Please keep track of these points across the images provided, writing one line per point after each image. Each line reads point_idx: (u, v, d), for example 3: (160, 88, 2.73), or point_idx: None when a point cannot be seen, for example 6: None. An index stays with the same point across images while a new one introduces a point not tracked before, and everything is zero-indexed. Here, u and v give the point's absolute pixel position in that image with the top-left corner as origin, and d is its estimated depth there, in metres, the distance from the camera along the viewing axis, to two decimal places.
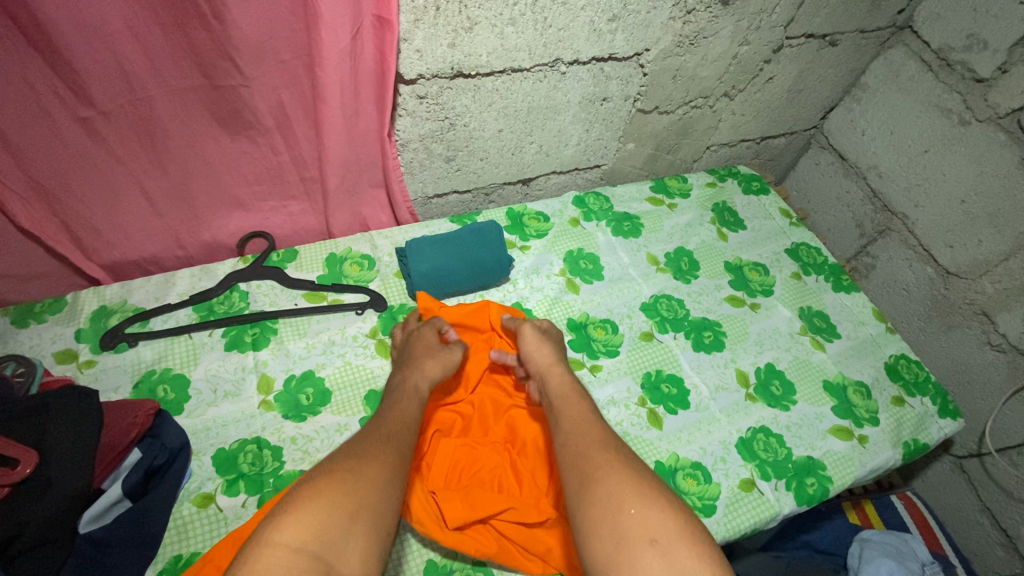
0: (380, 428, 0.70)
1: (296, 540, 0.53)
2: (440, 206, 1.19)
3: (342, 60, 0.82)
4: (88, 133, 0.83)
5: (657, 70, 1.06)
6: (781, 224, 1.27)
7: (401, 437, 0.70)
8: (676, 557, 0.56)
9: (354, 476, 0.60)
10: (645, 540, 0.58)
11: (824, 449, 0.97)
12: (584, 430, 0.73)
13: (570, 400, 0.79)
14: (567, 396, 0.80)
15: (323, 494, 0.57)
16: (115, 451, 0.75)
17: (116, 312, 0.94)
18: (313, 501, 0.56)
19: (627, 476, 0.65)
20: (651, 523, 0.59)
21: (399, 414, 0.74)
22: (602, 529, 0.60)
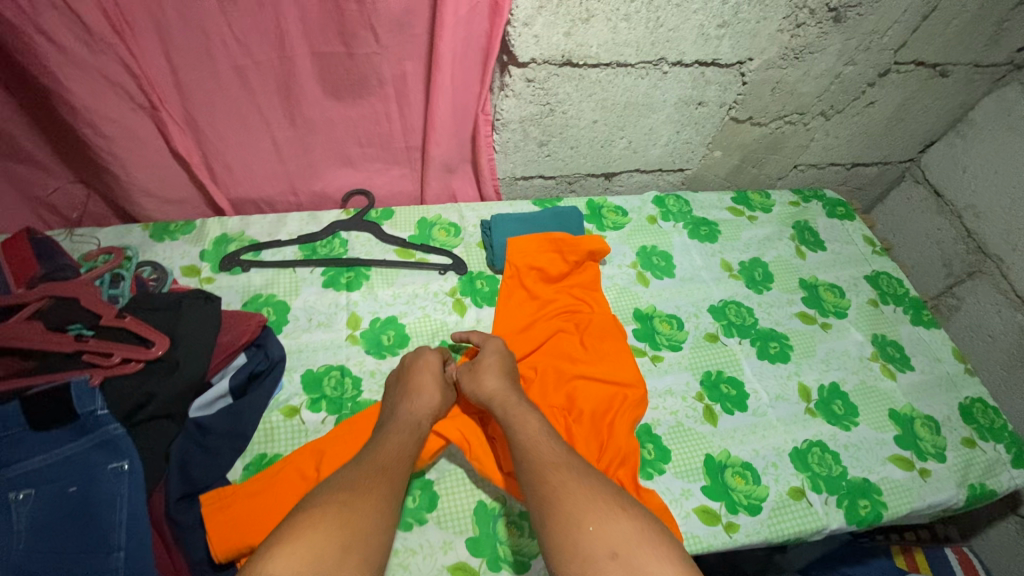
0: (376, 461, 0.71)
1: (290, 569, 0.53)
2: (524, 189, 1.26)
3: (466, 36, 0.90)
4: (240, 80, 0.95)
5: (758, 80, 1.08)
6: (862, 251, 1.24)
7: (395, 473, 0.71)
8: (638, 563, 0.57)
9: (345, 511, 0.61)
10: (606, 554, 0.58)
11: (881, 474, 0.94)
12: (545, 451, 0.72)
13: (521, 416, 0.79)
14: (522, 414, 0.79)
15: (318, 525, 0.58)
16: (227, 352, 0.86)
17: (234, 241, 1.06)
18: (308, 530, 0.57)
19: (588, 493, 0.65)
20: (610, 537, 0.59)
21: (396, 449, 0.74)
22: (565, 551, 0.60)
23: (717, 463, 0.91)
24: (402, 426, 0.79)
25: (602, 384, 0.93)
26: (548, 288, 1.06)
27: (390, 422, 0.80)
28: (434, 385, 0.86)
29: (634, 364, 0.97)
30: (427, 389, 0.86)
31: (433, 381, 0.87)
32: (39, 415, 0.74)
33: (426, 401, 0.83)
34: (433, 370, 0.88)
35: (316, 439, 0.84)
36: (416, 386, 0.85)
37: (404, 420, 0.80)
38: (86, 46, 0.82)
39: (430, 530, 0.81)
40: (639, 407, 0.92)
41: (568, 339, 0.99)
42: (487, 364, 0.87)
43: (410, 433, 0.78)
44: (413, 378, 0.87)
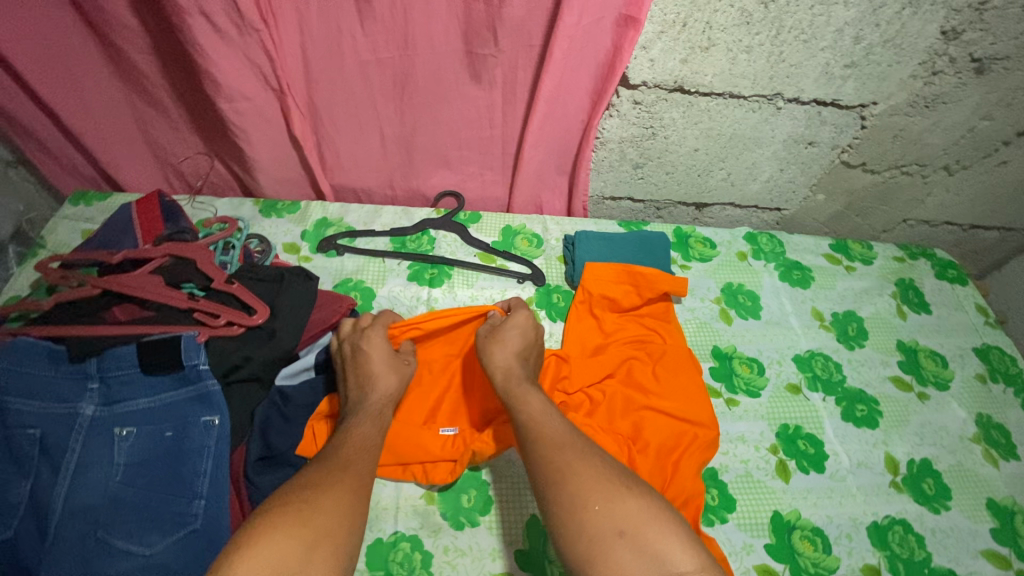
0: (340, 453, 0.69)
1: None
2: (611, 209, 1.25)
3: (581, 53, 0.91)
4: (361, 76, 1.01)
5: (879, 125, 1.02)
6: (974, 320, 1.14)
7: (361, 465, 0.68)
8: (646, 542, 0.58)
9: (312, 507, 0.60)
10: (614, 533, 0.59)
11: (972, 569, 0.85)
12: (553, 425, 0.72)
13: (523, 394, 0.77)
14: (527, 390, 0.78)
15: (277, 528, 0.56)
16: (318, 329, 0.90)
17: (333, 225, 1.12)
18: (268, 536, 0.56)
19: (596, 469, 0.65)
20: (617, 516, 0.60)
21: (360, 438, 0.72)
22: (570, 529, 0.60)
23: (784, 522, 0.86)
24: (368, 413, 0.77)
25: (672, 421, 0.90)
26: (624, 316, 1.04)
27: (359, 411, 0.78)
28: (387, 368, 0.83)
29: (709, 403, 0.93)
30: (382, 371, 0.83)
31: (385, 364, 0.83)
32: (150, 361, 0.81)
33: (385, 388, 0.81)
34: (375, 351, 0.83)
35: None
36: (376, 368, 0.82)
37: (370, 408, 0.77)
38: (239, 32, 0.88)
39: (481, 534, 0.81)
40: (709, 449, 0.88)
41: (642, 366, 0.97)
42: (501, 339, 0.86)
43: (377, 421, 0.76)
44: (368, 361, 0.83)
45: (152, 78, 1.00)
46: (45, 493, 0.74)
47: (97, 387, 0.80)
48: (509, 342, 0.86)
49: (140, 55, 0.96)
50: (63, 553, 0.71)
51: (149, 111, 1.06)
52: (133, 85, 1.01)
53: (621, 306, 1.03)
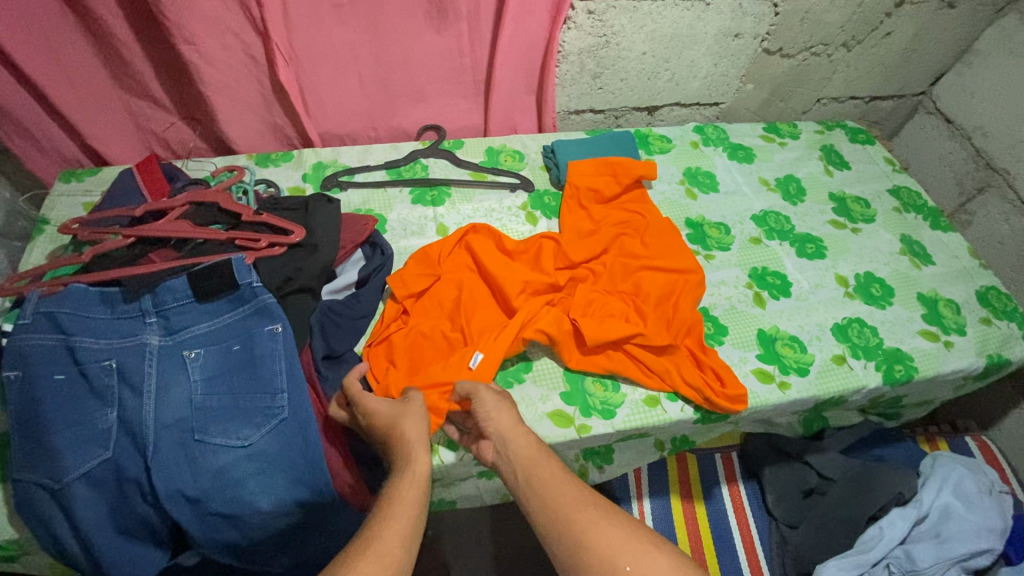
0: (379, 520, 0.64)
1: None
2: (576, 123, 1.40)
3: None
4: (337, 17, 1.09)
5: (789, 10, 1.21)
6: (884, 169, 1.38)
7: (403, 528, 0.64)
8: None
9: None
10: None
11: (912, 345, 1.08)
12: (568, 493, 0.70)
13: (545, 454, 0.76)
14: (536, 458, 0.75)
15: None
16: (349, 246, 0.99)
17: (329, 167, 1.20)
18: None
19: (617, 533, 0.66)
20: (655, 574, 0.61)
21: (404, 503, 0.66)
22: None
23: (769, 336, 1.05)
24: (398, 476, 0.70)
25: (664, 274, 1.06)
26: (606, 205, 1.19)
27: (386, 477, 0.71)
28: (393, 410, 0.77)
29: (691, 255, 1.10)
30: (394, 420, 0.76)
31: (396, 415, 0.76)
32: (202, 287, 0.86)
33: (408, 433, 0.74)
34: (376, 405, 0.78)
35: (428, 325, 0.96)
36: (388, 422, 0.75)
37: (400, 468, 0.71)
38: None
39: (528, 387, 0.94)
40: (698, 288, 1.05)
41: (631, 238, 1.11)
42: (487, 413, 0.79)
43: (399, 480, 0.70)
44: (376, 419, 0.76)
45: (133, 40, 1.02)
46: (133, 415, 0.79)
47: (157, 321, 0.85)
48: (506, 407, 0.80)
49: (121, 16, 0.98)
50: (166, 460, 0.78)
51: (129, 80, 1.08)
52: (113, 50, 1.03)
53: (604, 196, 1.18)
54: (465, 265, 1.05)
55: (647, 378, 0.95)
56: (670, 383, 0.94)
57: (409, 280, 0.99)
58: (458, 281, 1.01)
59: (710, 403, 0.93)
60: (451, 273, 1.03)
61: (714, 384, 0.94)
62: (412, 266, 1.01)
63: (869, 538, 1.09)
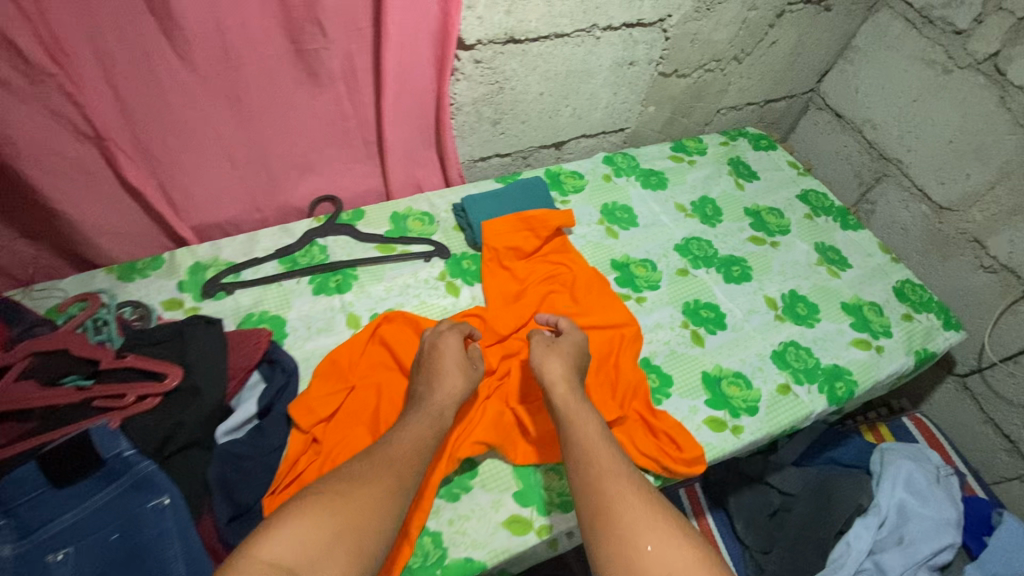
0: (393, 451, 0.72)
1: (270, 556, 0.55)
2: (483, 170, 1.31)
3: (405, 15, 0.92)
4: (189, 99, 0.94)
5: (678, 34, 1.18)
6: (790, 174, 1.40)
7: (413, 462, 0.72)
8: None
9: (347, 500, 0.63)
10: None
11: (848, 358, 1.09)
12: (597, 452, 0.72)
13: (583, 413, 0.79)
14: (574, 416, 0.79)
15: (310, 515, 0.60)
16: (242, 372, 0.85)
17: (210, 266, 1.03)
18: (300, 518, 0.59)
19: (642, 502, 0.65)
20: (665, 559, 0.58)
21: (417, 441, 0.75)
22: (613, 555, 0.61)
23: (713, 378, 1.02)
24: (423, 417, 0.79)
25: (599, 333, 1.01)
26: (527, 264, 1.11)
27: (417, 412, 0.80)
28: (458, 369, 0.86)
29: (623, 305, 1.06)
30: (452, 376, 0.85)
31: (454, 364, 0.86)
32: (59, 468, 0.69)
33: (448, 386, 0.83)
34: (452, 355, 0.87)
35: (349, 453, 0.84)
36: (446, 368, 0.85)
37: (433, 410, 0.80)
38: (28, 80, 0.79)
39: (477, 495, 0.85)
40: (636, 342, 1.01)
41: (560, 297, 1.06)
42: (543, 367, 0.86)
43: (427, 424, 0.78)
44: (436, 363, 0.86)
45: None
46: None
47: (5, 524, 0.65)
48: (557, 362, 0.86)
49: None
50: None
51: None
52: None
53: (525, 252, 1.11)
54: (384, 365, 0.95)
55: None
56: (626, 456, 0.89)
57: (316, 405, 0.86)
58: (376, 387, 0.91)
59: (670, 471, 0.88)
60: (367, 379, 0.92)
61: (670, 451, 0.89)
62: (317, 386, 0.89)
63: (839, 555, 1.07)
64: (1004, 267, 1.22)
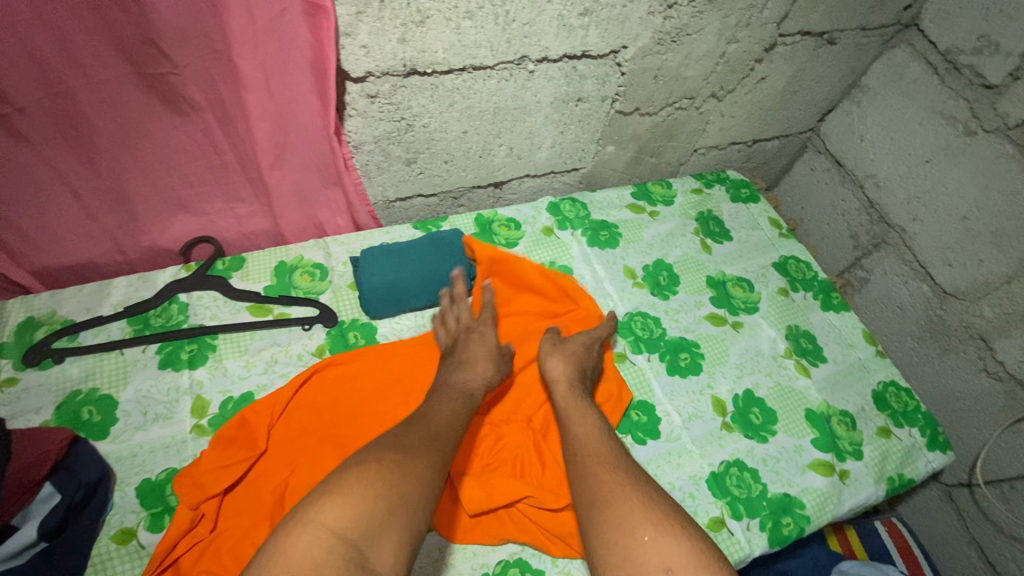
0: (431, 423, 0.71)
1: (335, 524, 0.53)
2: (403, 210, 1.11)
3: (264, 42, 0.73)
4: (5, 129, 0.76)
5: (637, 69, 0.97)
6: (769, 236, 1.19)
7: (447, 436, 0.70)
8: None
9: (401, 471, 0.60)
10: (661, 568, 0.56)
11: (802, 486, 0.90)
12: (604, 447, 0.72)
13: (580, 412, 0.78)
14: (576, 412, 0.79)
15: (372, 481, 0.57)
16: (25, 486, 0.70)
17: (43, 325, 0.87)
18: (355, 487, 0.56)
19: (652, 496, 0.64)
20: (667, 553, 0.57)
21: (450, 416, 0.74)
22: (614, 548, 0.59)
23: None
24: (453, 395, 0.78)
25: None
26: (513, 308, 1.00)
27: (443, 390, 0.79)
28: (484, 357, 0.86)
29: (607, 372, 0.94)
30: (480, 363, 0.85)
31: (480, 352, 0.86)
32: None
33: (476, 371, 0.83)
34: (481, 346, 0.87)
35: (233, 542, 0.73)
36: (473, 355, 0.85)
37: (459, 389, 0.80)
38: None
39: None
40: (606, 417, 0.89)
41: None
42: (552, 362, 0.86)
43: (460, 401, 0.77)
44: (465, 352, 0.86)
45: None
46: None
47: None
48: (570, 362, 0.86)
49: None
50: None
51: None
52: None
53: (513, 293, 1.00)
54: (303, 427, 0.83)
55: (548, 543, 0.77)
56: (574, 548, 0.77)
57: (204, 481, 0.75)
58: (292, 459, 0.80)
59: None
60: (285, 443, 0.81)
61: None
62: (211, 454, 0.78)
63: None
64: (1012, 377, 1.01)
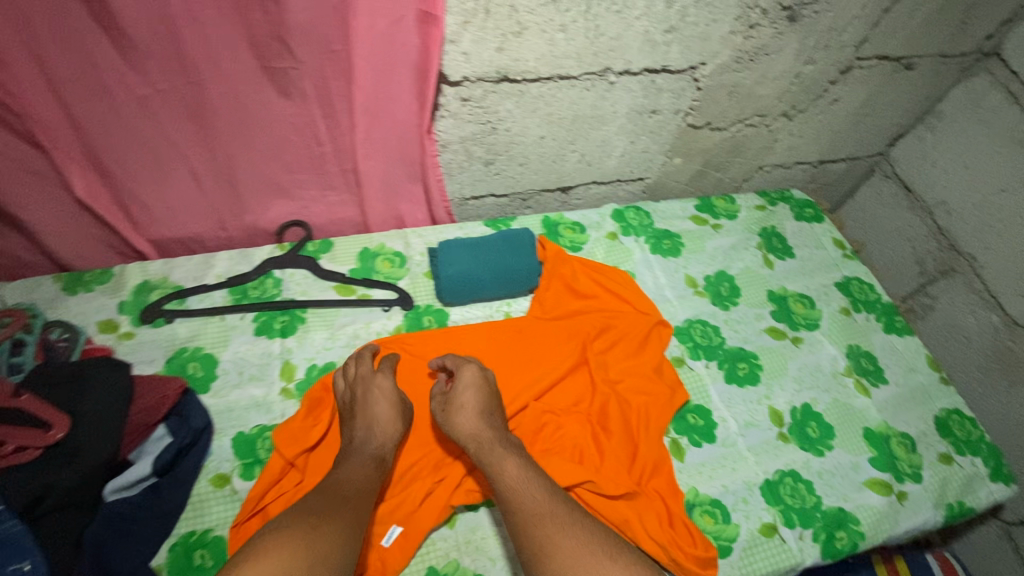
0: (339, 490, 0.67)
1: None
2: (475, 209, 1.18)
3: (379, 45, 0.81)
4: (143, 110, 0.87)
5: (713, 84, 1.01)
6: (833, 255, 1.19)
7: (360, 502, 0.67)
8: None
9: (314, 534, 0.58)
10: None
11: (857, 502, 0.90)
12: (528, 487, 0.68)
13: (496, 455, 0.73)
14: (491, 451, 0.74)
15: (284, 546, 0.55)
16: (143, 426, 0.79)
17: (157, 288, 0.98)
18: (269, 551, 0.54)
19: (582, 536, 0.62)
20: None
21: (364, 480, 0.71)
22: None
23: (685, 502, 0.86)
24: (366, 459, 0.75)
25: (634, 396, 0.92)
26: (574, 304, 1.03)
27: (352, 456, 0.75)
28: (391, 408, 0.81)
29: (665, 370, 0.97)
30: (387, 417, 0.81)
31: (383, 403, 0.81)
32: None
33: (383, 429, 0.79)
34: (384, 397, 0.82)
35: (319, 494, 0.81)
36: (376, 410, 0.80)
37: (368, 452, 0.76)
38: None
39: None
40: (665, 413, 0.91)
41: (603, 347, 0.97)
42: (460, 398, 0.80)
43: (373, 465, 0.74)
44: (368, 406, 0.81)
45: None
46: None
47: None
48: (475, 395, 0.81)
49: None
50: None
51: None
52: None
53: (575, 290, 1.04)
54: None
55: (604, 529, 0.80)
56: (630, 536, 0.79)
57: (292, 440, 0.83)
58: None
59: (678, 566, 0.78)
60: None
61: (683, 544, 0.79)
62: (300, 416, 0.86)
63: None
64: None
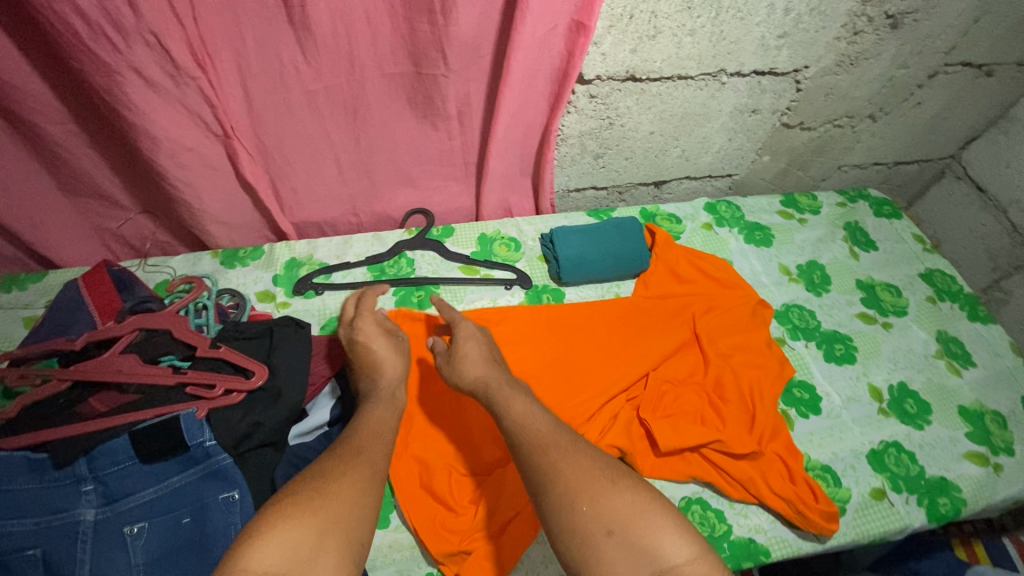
0: (352, 440, 0.68)
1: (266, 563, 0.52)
2: (576, 200, 1.28)
3: (534, 49, 0.89)
4: (310, 106, 0.96)
5: (813, 86, 1.10)
6: (914, 249, 1.27)
7: (374, 449, 0.68)
8: (635, 539, 0.59)
9: (321, 498, 0.59)
10: (604, 531, 0.60)
11: (958, 472, 0.96)
12: (534, 422, 0.71)
13: (510, 394, 0.76)
14: (502, 390, 0.77)
15: (291, 516, 0.56)
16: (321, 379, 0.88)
17: (304, 264, 1.08)
18: (281, 522, 0.55)
19: (584, 465, 0.66)
20: (607, 515, 0.61)
21: (377, 427, 0.71)
22: (562, 530, 0.62)
23: None
24: (379, 401, 0.76)
25: (745, 369, 1.00)
26: (678, 288, 1.11)
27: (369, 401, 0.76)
28: (391, 352, 0.83)
29: (771, 347, 1.04)
30: (390, 358, 0.82)
31: (383, 347, 0.83)
32: (150, 446, 0.73)
33: (390, 371, 0.80)
34: (379, 341, 0.83)
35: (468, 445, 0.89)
36: (380, 353, 0.82)
37: (386, 395, 0.77)
38: (173, 82, 0.82)
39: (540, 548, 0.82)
40: (776, 385, 0.99)
41: (711, 323, 1.05)
42: (461, 347, 0.84)
43: (388, 407, 0.75)
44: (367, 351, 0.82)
45: (76, 140, 0.90)
46: None
47: (95, 488, 0.72)
48: (476, 346, 0.84)
49: (60, 121, 0.87)
50: None
51: (72, 177, 0.96)
52: (51, 151, 0.91)
53: (678, 275, 1.12)
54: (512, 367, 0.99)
55: (729, 484, 0.89)
56: (756, 491, 0.87)
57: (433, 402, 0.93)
58: None
59: (803, 518, 0.85)
60: None
61: (808, 499, 0.86)
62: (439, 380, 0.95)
63: None
64: None
